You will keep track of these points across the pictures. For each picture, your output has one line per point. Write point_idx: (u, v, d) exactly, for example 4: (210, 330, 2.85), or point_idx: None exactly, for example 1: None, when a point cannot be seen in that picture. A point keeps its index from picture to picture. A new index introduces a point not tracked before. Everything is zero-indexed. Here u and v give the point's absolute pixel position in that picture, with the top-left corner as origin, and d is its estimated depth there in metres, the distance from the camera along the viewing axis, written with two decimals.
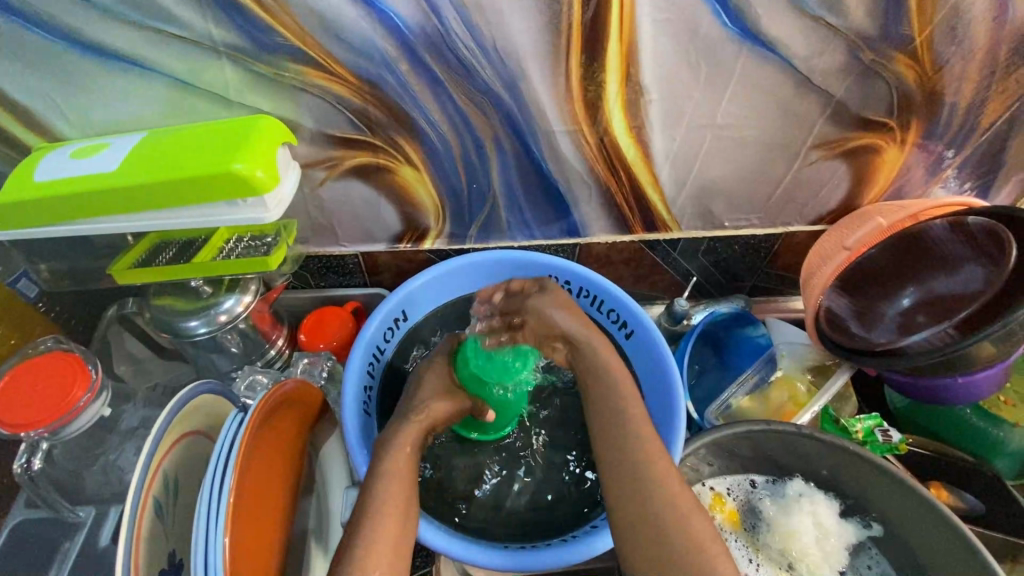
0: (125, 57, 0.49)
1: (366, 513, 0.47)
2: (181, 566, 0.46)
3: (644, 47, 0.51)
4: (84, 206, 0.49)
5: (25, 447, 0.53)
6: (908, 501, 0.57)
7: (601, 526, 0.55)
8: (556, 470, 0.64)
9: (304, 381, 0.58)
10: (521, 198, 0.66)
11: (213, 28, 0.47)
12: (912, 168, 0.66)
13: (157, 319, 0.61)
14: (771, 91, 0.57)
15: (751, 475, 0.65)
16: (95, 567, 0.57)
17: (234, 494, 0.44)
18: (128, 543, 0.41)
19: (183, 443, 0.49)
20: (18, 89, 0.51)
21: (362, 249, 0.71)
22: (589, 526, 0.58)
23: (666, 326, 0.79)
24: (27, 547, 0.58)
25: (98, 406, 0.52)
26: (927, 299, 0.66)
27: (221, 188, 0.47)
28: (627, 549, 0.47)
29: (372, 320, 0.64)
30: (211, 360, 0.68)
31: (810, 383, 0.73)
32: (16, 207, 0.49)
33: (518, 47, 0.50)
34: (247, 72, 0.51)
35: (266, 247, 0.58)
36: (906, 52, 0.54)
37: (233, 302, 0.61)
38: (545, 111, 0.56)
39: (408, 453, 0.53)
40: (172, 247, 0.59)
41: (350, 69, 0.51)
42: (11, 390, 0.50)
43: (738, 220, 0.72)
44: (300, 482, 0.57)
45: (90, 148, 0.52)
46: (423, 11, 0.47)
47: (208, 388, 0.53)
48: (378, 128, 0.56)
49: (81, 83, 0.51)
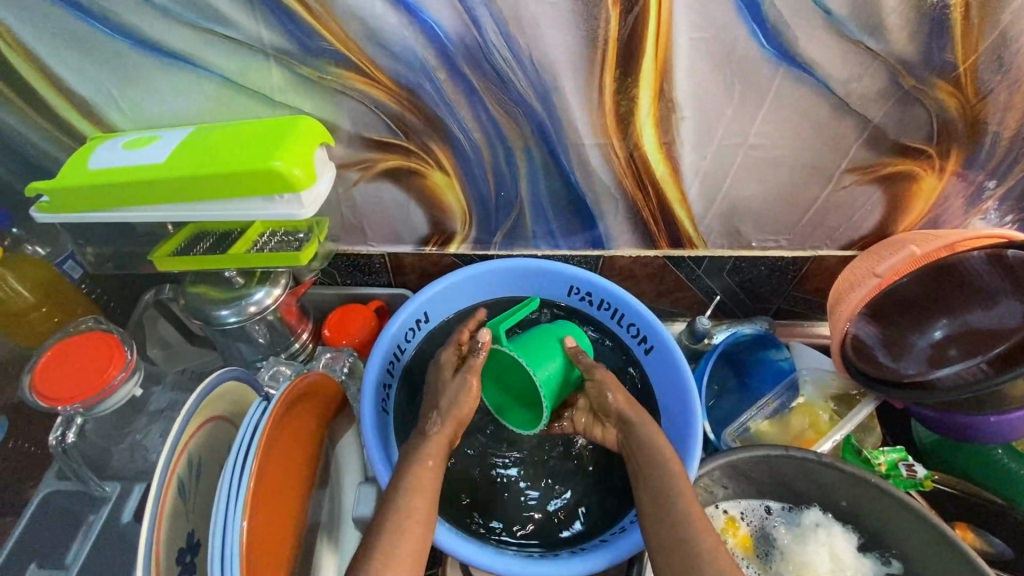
0: (179, 56, 0.52)
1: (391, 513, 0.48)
2: (198, 547, 0.47)
3: (679, 65, 0.51)
4: (132, 195, 0.51)
5: (60, 421, 0.57)
6: (934, 541, 0.55)
7: (636, 524, 0.55)
8: (582, 471, 0.64)
9: (325, 374, 0.59)
10: (548, 208, 0.67)
11: (264, 31, 0.49)
12: (950, 198, 0.64)
13: (190, 306, 0.63)
14: (805, 111, 0.56)
15: (767, 500, 0.64)
16: (116, 541, 0.59)
17: (254, 479, 0.45)
18: (151, 519, 0.42)
19: (209, 426, 0.51)
20: (79, 81, 0.54)
21: (388, 249, 0.73)
22: (621, 526, 0.58)
23: (687, 344, 0.79)
24: (52, 516, 0.61)
25: (131, 386, 0.54)
26: (962, 332, 0.64)
27: (262, 183, 0.49)
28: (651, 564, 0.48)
29: (393, 320, 0.65)
30: (237, 349, 0.70)
31: (833, 412, 0.72)
32: (70, 192, 0.52)
33: (553, 60, 0.51)
34: (292, 74, 0.53)
35: (299, 242, 0.61)
36: (948, 80, 0.53)
37: (263, 294, 0.63)
38: (577, 123, 0.56)
39: (429, 465, 0.52)
40: (209, 237, 0.61)
41: (389, 75, 0.53)
42: (50, 367, 0.52)
43: (765, 241, 0.72)
44: (316, 474, 0.58)
45: (140, 140, 0.54)
46: (463, 22, 0.48)
47: (234, 375, 0.55)
48: (413, 133, 0.58)
49: (136, 80, 0.54)
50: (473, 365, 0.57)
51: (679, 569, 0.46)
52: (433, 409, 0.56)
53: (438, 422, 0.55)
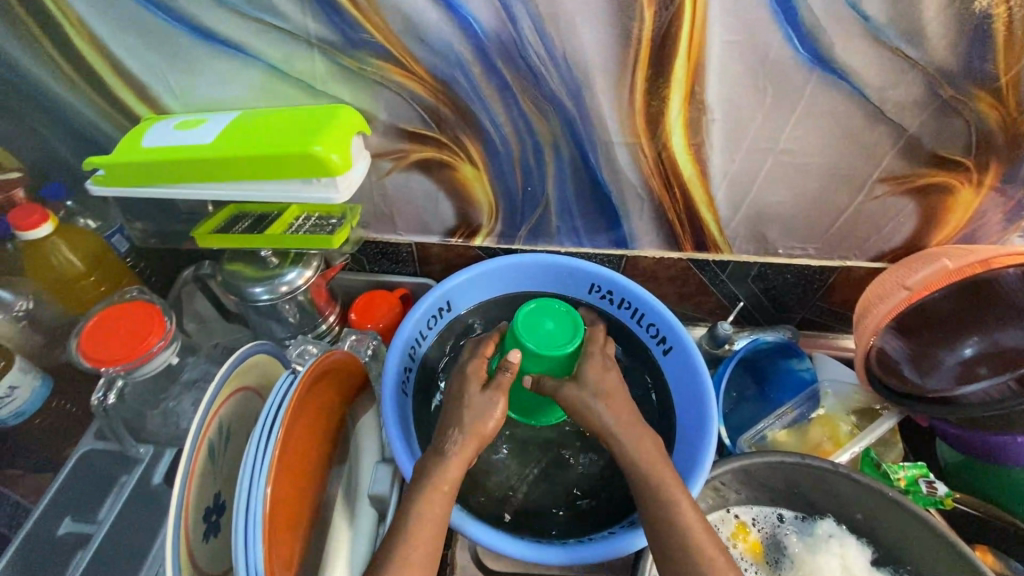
0: (230, 43, 0.55)
1: (409, 492, 0.50)
2: (224, 508, 0.50)
3: (711, 65, 0.52)
4: (181, 172, 0.54)
5: (103, 382, 0.59)
6: (949, 561, 0.54)
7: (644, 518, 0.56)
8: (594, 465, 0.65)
9: (349, 354, 0.61)
10: (574, 205, 0.67)
11: (311, 23, 0.52)
12: (987, 212, 0.63)
13: (227, 282, 0.65)
14: (839, 118, 0.56)
15: (780, 508, 0.63)
16: (147, 501, 0.63)
17: (279, 447, 0.47)
18: (183, 477, 0.45)
19: (239, 394, 0.54)
20: (136, 65, 0.57)
21: (416, 239, 0.75)
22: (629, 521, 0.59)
23: (707, 348, 0.79)
24: (87, 474, 0.64)
25: (166, 355, 0.58)
26: (993, 351, 0.62)
27: (301, 166, 0.51)
28: (658, 559, 0.48)
29: (416, 306, 0.66)
30: (268, 326, 0.73)
31: (854, 425, 0.71)
32: (125, 167, 0.55)
33: (587, 58, 0.52)
34: (334, 64, 0.55)
35: (331, 227, 0.63)
36: (988, 91, 0.52)
37: (295, 275, 0.65)
38: (607, 122, 0.57)
39: (444, 489, 0.49)
40: (247, 219, 0.64)
41: (426, 68, 0.54)
42: (98, 330, 0.55)
43: (792, 249, 0.71)
44: (335, 449, 0.60)
45: (190, 121, 0.57)
46: (501, 19, 0.50)
47: (264, 348, 0.57)
48: (445, 125, 0.59)
49: (189, 66, 0.57)
50: (499, 384, 0.55)
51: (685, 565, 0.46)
52: (455, 424, 0.53)
53: (458, 437, 0.51)
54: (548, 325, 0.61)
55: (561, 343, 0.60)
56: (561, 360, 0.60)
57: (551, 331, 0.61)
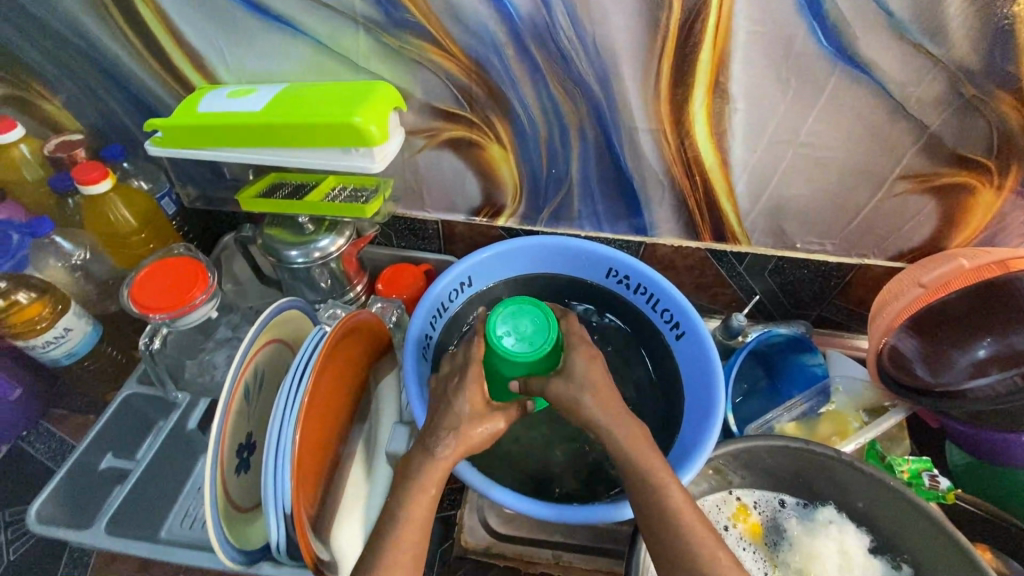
0: (283, 19, 0.58)
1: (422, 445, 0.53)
2: (254, 447, 0.54)
3: (735, 55, 0.54)
4: (231, 137, 0.58)
5: (149, 328, 0.63)
6: (943, 548, 0.55)
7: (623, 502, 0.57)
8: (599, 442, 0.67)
9: (375, 316, 0.65)
10: (596, 190, 0.70)
11: (358, 2, 0.55)
12: (1008, 216, 0.63)
13: (265, 245, 0.70)
14: (860, 112, 0.57)
15: (782, 494, 0.65)
16: (181, 444, 0.68)
17: (309, 392, 0.51)
18: (222, 411, 0.49)
19: (272, 344, 0.58)
20: (195, 37, 0.61)
21: (442, 217, 0.78)
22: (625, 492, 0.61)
23: (720, 338, 0.81)
24: (128, 415, 0.70)
25: (206, 308, 0.62)
26: (1003, 352, 0.63)
27: (341, 136, 0.55)
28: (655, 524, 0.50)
29: (440, 278, 0.69)
30: (301, 291, 0.77)
31: (863, 421, 0.73)
32: (180, 129, 0.60)
33: (614, 44, 0.54)
34: (377, 42, 0.59)
35: (365, 198, 0.67)
36: (1010, 91, 0.53)
37: (328, 242, 0.69)
38: (632, 108, 0.60)
39: (431, 494, 0.49)
40: (287, 187, 0.69)
41: (463, 48, 0.57)
42: (147, 280, 0.60)
43: (810, 244, 0.73)
44: (356, 405, 0.64)
45: (241, 91, 0.61)
46: (535, 4, 0.53)
47: (296, 305, 0.61)
48: (477, 105, 0.62)
49: (244, 40, 0.61)
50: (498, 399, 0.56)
51: (672, 537, 0.47)
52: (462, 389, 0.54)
53: (471, 397, 0.54)
54: (517, 332, 0.60)
55: (534, 346, 0.59)
56: (544, 360, 0.59)
57: (521, 336, 0.60)
